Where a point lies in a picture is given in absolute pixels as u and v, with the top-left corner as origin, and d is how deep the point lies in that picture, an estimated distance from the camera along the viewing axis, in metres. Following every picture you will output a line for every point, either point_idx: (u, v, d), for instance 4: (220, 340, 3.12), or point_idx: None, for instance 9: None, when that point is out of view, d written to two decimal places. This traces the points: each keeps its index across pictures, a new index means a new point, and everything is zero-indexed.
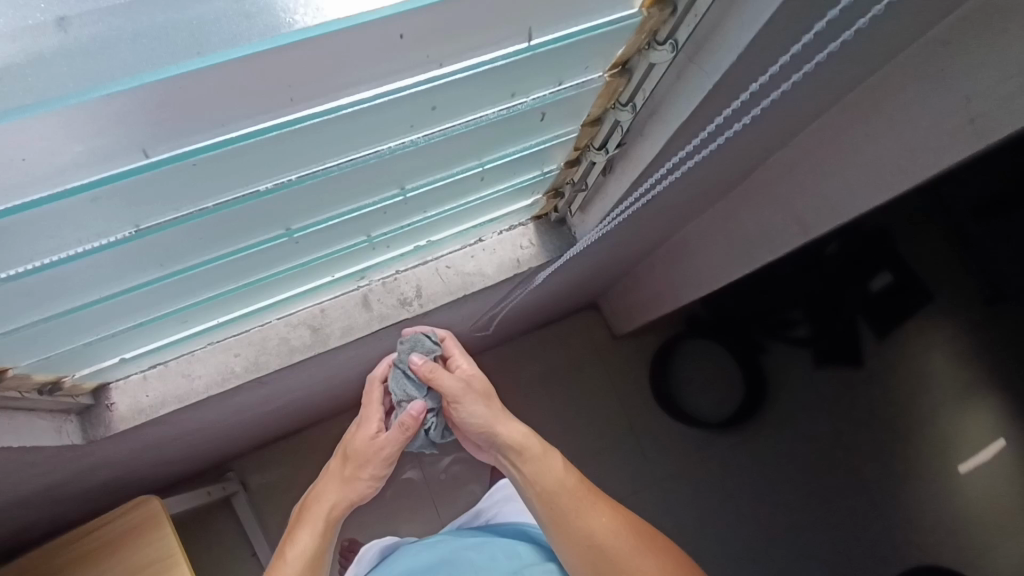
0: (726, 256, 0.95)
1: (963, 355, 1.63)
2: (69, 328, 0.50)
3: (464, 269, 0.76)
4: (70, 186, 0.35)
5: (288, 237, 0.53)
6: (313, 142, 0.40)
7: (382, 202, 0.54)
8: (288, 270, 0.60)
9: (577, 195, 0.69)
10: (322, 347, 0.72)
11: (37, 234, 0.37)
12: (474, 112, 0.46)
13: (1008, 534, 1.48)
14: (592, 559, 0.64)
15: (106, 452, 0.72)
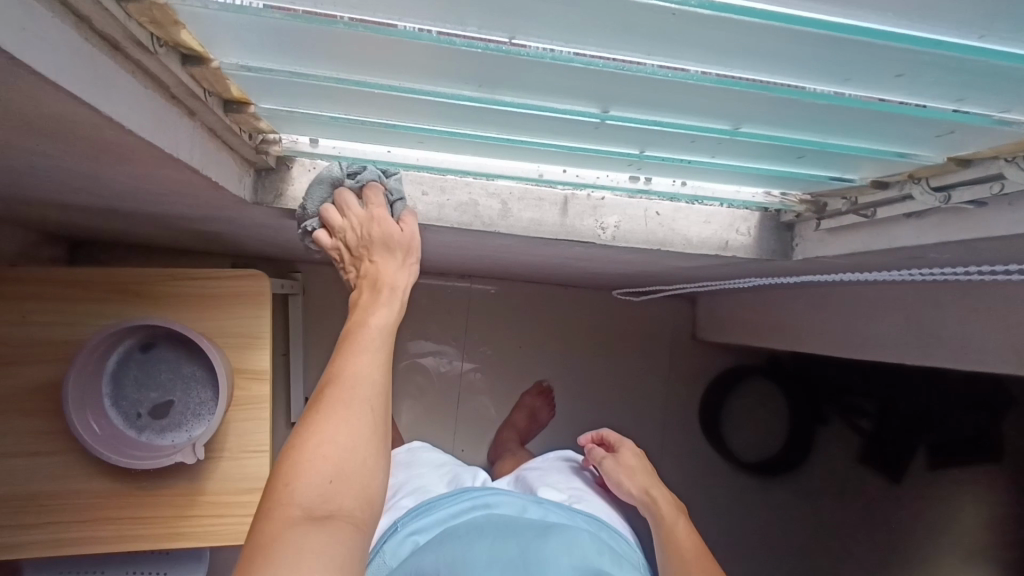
0: (896, 337, 0.88)
1: (997, 524, 1.57)
2: (338, 95, 0.45)
3: (671, 224, 0.70)
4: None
5: (596, 120, 0.45)
6: (755, 48, 0.33)
7: (705, 133, 0.46)
8: (548, 145, 0.52)
9: (845, 215, 0.62)
10: (503, 228, 0.67)
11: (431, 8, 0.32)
12: (898, 95, 0.37)
13: None
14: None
15: (252, 214, 0.69)
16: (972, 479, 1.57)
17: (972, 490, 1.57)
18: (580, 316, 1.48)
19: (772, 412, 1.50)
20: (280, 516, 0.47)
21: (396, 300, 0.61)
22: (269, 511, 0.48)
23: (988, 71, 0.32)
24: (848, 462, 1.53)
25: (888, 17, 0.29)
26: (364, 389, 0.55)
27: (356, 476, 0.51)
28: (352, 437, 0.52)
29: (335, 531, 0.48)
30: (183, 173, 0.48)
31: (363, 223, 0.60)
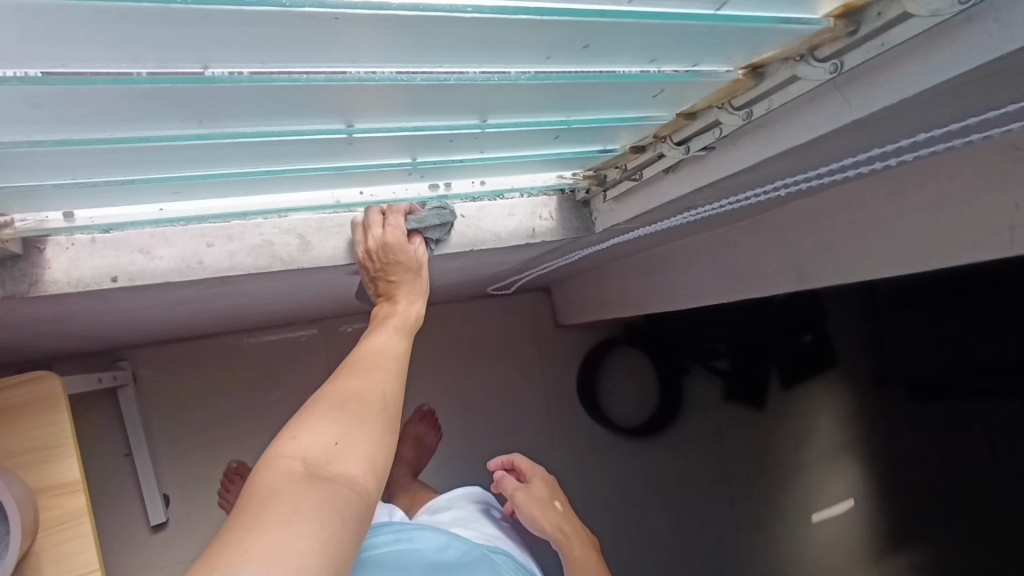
0: (708, 279, 0.97)
1: (841, 421, 1.81)
2: (59, 162, 0.41)
3: (478, 224, 0.72)
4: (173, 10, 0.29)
5: (345, 136, 0.45)
6: (450, 40, 0.35)
7: (456, 130, 0.48)
8: (317, 171, 0.51)
9: (621, 182, 0.67)
10: (307, 261, 0.64)
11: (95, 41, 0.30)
12: (606, 64, 0.42)
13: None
14: None
15: (14, 310, 0.61)
16: (818, 387, 1.78)
17: (820, 398, 1.78)
18: (445, 333, 1.47)
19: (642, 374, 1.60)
20: (281, 467, 0.49)
21: (415, 309, 0.72)
22: (273, 462, 0.50)
23: (656, 33, 0.37)
24: (717, 401, 1.65)
25: None
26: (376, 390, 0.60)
27: (355, 446, 0.53)
28: (356, 419, 0.56)
29: (331, 486, 0.49)
30: None
31: (388, 252, 0.66)
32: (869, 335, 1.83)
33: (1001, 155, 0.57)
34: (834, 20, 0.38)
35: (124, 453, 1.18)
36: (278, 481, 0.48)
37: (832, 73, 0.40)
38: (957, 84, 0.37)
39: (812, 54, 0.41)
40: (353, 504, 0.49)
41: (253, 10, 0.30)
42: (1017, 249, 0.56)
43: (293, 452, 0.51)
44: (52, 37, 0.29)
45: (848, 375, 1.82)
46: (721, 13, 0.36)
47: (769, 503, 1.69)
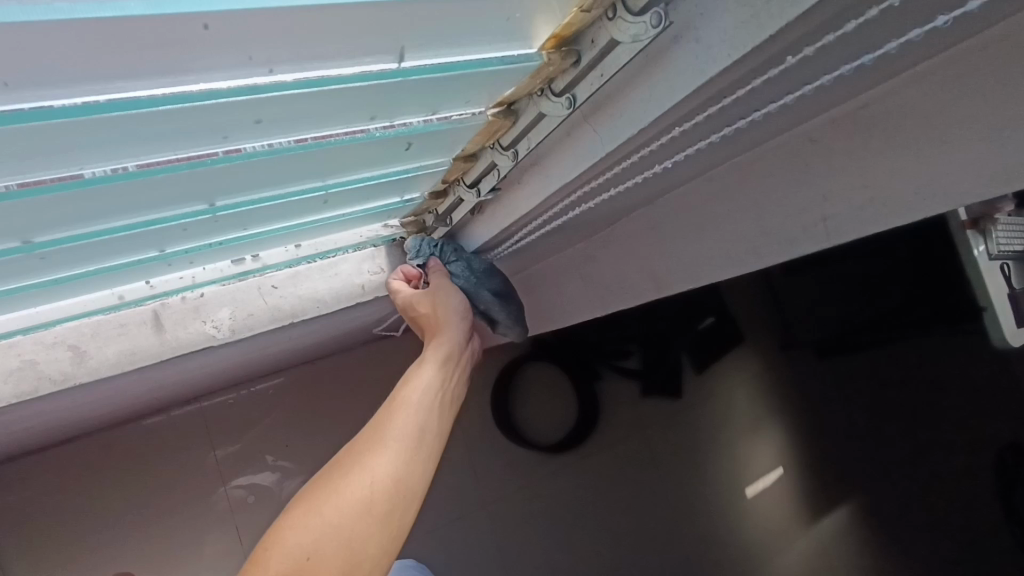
0: (581, 297, 0.94)
1: (756, 393, 1.85)
2: None
3: (296, 292, 0.64)
4: None
5: (29, 253, 0.37)
6: (69, 142, 0.28)
7: (181, 220, 0.40)
8: (36, 287, 0.43)
9: (438, 226, 0.62)
10: (84, 376, 0.55)
11: None
12: (318, 132, 0.35)
13: (764, 553, 1.76)
14: None
15: None
16: (731, 365, 1.80)
17: (734, 376, 1.81)
18: None
19: (556, 388, 1.57)
20: (303, 525, 0.42)
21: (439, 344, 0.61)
22: (297, 521, 0.43)
23: (343, 96, 0.32)
24: (637, 400, 1.64)
25: (148, 77, 0.26)
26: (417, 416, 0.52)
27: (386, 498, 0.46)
28: (398, 463, 0.48)
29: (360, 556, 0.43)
30: None
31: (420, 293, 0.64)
32: (765, 306, 1.89)
33: (803, 145, 0.54)
34: (549, 53, 0.34)
35: None
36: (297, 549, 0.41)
37: (570, 107, 0.36)
38: (692, 105, 0.33)
39: (550, 88, 0.37)
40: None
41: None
42: (835, 240, 0.54)
43: (324, 513, 0.43)
44: None
45: (756, 349, 1.86)
46: (405, 67, 0.31)
47: (704, 486, 1.70)
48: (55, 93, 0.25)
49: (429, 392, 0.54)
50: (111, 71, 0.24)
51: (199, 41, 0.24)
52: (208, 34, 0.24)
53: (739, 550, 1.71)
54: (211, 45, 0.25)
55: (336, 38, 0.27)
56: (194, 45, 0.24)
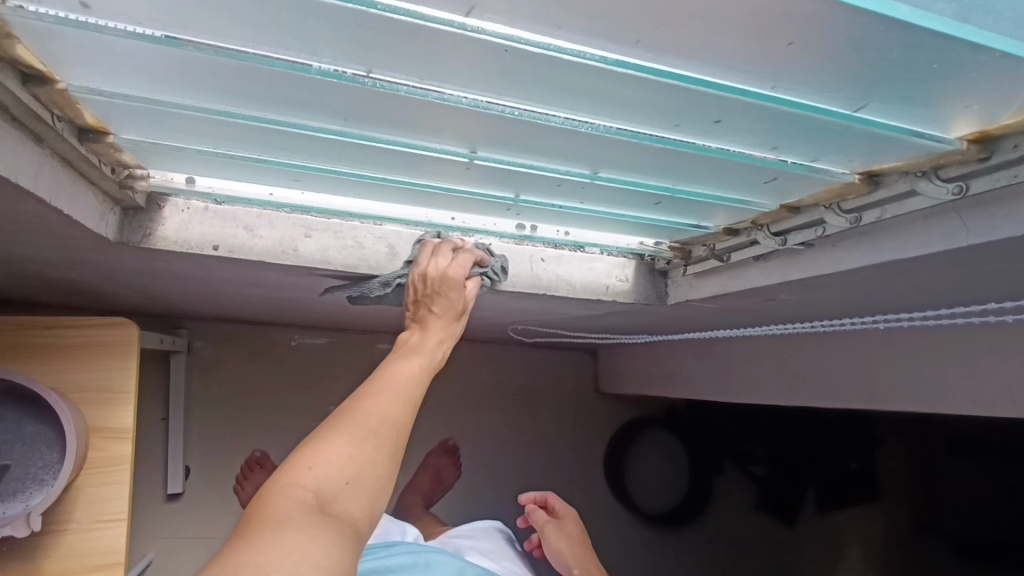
0: (767, 378, 0.95)
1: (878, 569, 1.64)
2: (205, 126, 0.44)
3: (556, 271, 0.73)
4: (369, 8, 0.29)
5: (465, 159, 0.47)
6: (603, 92, 0.36)
7: (568, 176, 0.49)
8: (426, 189, 0.54)
9: (704, 259, 0.67)
10: (388, 271, 0.67)
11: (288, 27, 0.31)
12: (730, 144, 0.42)
13: None
14: None
15: (119, 258, 0.65)
16: (857, 522, 1.65)
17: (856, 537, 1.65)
18: (484, 373, 1.47)
19: (673, 461, 1.55)
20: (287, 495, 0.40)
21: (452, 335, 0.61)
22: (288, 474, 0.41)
23: (790, 122, 0.38)
24: (745, 509, 1.57)
25: (705, 65, 0.33)
26: (383, 424, 0.46)
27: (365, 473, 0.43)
28: (380, 440, 0.45)
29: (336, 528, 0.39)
30: (28, 203, 0.45)
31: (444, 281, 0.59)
32: (915, 480, 1.72)
33: None
34: (967, 143, 0.38)
35: (158, 418, 1.20)
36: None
37: (955, 194, 0.40)
38: None
39: (936, 173, 0.41)
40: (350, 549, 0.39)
41: (435, 26, 0.30)
42: None
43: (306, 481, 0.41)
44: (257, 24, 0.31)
45: (893, 517, 1.69)
46: (857, 115, 0.37)
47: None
48: (645, 56, 0.32)
49: (412, 381, 0.52)
50: (691, 53, 0.32)
51: (771, 51, 0.31)
52: (783, 49, 0.31)
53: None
54: (771, 55, 0.32)
55: (844, 78, 0.33)
56: (752, 57, 0.32)
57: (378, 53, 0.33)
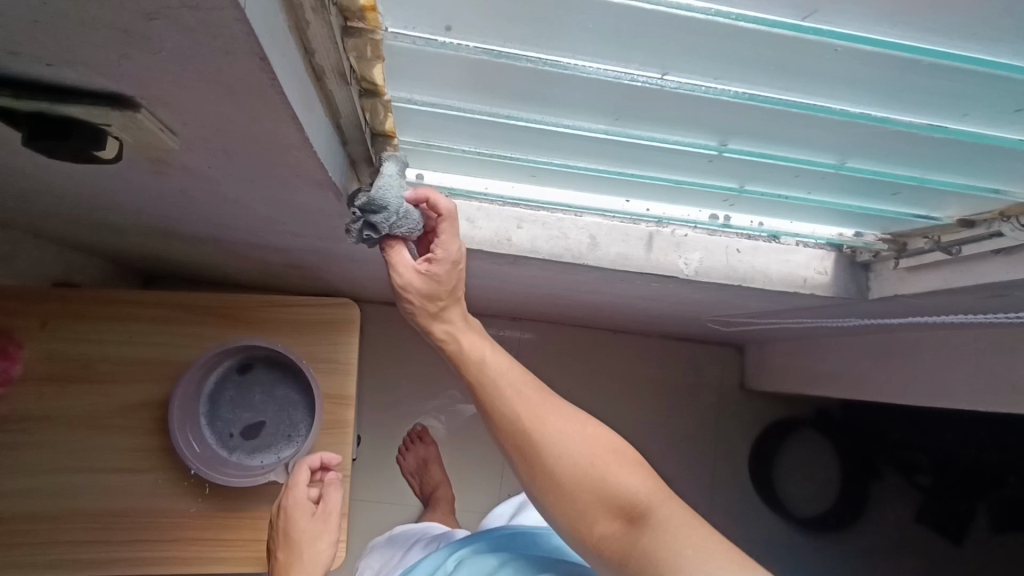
0: (963, 380, 0.89)
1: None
2: (482, 129, 0.49)
3: (752, 262, 0.73)
4: (705, 16, 0.32)
5: (712, 153, 0.49)
6: (901, 81, 0.36)
7: (811, 167, 0.50)
8: (657, 182, 0.57)
9: (923, 251, 0.65)
10: (592, 260, 0.70)
11: (617, 34, 0.35)
12: (1015, 131, 0.41)
13: None
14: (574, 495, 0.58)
15: (354, 245, 0.74)
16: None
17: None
18: (626, 363, 1.49)
19: (825, 463, 1.49)
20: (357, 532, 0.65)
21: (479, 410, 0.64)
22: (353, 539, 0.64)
23: None
24: (907, 521, 1.49)
25: None
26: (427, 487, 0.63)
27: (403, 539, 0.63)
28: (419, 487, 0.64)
29: None
30: (324, 196, 0.52)
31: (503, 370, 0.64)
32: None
33: None
34: None
35: None
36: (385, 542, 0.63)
37: None
38: None
39: None
40: None
41: (758, 28, 0.32)
42: None
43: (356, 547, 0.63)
44: (587, 35, 0.35)
45: None
46: None
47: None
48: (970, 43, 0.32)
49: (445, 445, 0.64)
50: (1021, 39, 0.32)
51: None
52: None
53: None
54: None
55: None
56: None
57: (684, 55, 0.36)
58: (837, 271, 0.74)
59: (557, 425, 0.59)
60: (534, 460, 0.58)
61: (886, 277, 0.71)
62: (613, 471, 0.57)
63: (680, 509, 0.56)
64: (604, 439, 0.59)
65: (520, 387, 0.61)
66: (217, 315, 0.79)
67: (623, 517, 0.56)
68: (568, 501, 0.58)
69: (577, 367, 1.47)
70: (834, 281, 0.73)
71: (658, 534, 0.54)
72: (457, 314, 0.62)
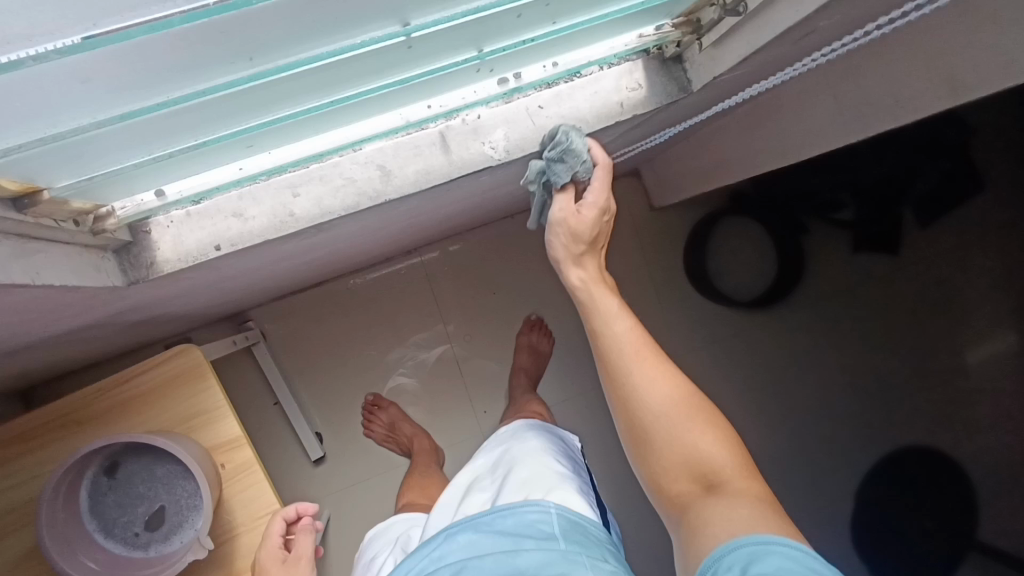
0: (829, 119, 0.85)
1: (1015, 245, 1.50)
2: (129, 136, 0.39)
3: (559, 111, 0.65)
4: None
5: (403, 40, 0.39)
6: None
7: (523, 2, 0.41)
8: (389, 90, 0.47)
9: (718, 22, 0.57)
10: (393, 193, 0.61)
11: None
12: None
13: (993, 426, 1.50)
14: (653, 439, 0.61)
15: (143, 295, 0.64)
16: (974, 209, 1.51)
17: (986, 225, 1.49)
18: (536, 239, 1.45)
19: (755, 240, 1.51)
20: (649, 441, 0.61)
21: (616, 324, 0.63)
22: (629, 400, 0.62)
23: None
24: (846, 255, 1.55)
25: None
26: (658, 431, 0.61)
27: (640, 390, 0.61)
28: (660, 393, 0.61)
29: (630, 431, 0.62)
30: (13, 292, 0.43)
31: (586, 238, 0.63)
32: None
33: None
34: None
35: (271, 403, 1.27)
36: (655, 455, 0.61)
37: None
38: None
39: None
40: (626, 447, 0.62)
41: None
42: None
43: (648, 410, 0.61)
44: None
45: None
46: None
47: (920, 347, 1.57)
48: None
49: (623, 340, 0.62)
50: None
51: None
52: None
53: (989, 422, 1.47)
54: None
55: None
56: None
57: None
58: (650, 78, 0.66)
59: (648, 370, 0.62)
60: (621, 404, 0.62)
61: (698, 62, 0.64)
62: (700, 442, 0.60)
63: (756, 487, 0.58)
64: (712, 431, 0.61)
65: (625, 344, 0.62)
66: (45, 437, 0.68)
67: (701, 482, 0.59)
68: (675, 434, 0.60)
69: (493, 266, 1.43)
70: (653, 91, 0.66)
71: (722, 500, 0.56)
72: (585, 270, 0.64)
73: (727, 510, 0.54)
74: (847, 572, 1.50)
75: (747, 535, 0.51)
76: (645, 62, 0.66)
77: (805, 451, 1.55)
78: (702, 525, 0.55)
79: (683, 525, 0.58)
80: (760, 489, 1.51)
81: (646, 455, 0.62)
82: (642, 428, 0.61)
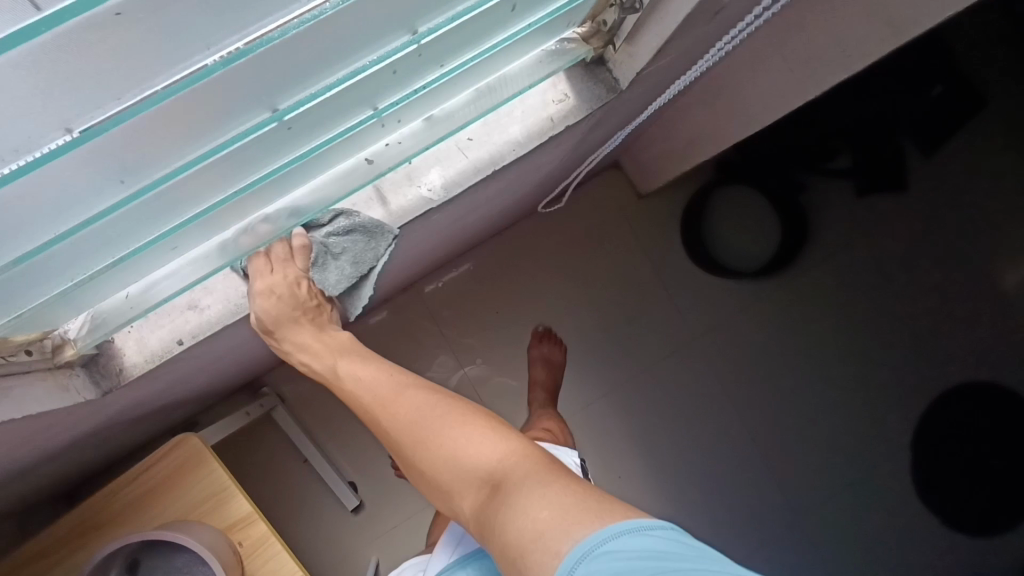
0: (785, 80, 0.82)
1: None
2: (35, 273, 0.39)
3: (490, 139, 0.63)
4: None
5: (280, 123, 0.39)
6: None
7: (393, 58, 0.40)
8: (290, 168, 0.47)
9: (625, 19, 0.56)
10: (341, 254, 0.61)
11: None
12: None
13: None
14: (430, 463, 0.58)
15: (125, 398, 0.65)
16: (979, 130, 1.44)
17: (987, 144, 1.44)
18: (530, 250, 1.44)
19: (753, 207, 1.47)
20: (436, 471, 0.58)
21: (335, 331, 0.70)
22: (429, 458, 0.59)
23: None
24: (851, 202, 1.48)
25: None
26: (410, 430, 0.60)
27: (412, 421, 0.60)
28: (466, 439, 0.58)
29: (439, 478, 0.58)
30: None
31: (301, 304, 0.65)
32: (1013, 38, 1.40)
33: None
34: None
35: (301, 461, 1.29)
36: (445, 476, 0.57)
37: None
38: None
39: None
40: (457, 488, 0.57)
41: (50, 38, 0.23)
42: None
43: (459, 455, 0.57)
44: None
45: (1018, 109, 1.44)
46: None
47: (959, 275, 1.46)
48: None
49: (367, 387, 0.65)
50: None
51: None
52: None
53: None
54: None
55: None
56: None
57: (39, 104, 0.26)
58: (576, 88, 0.65)
59: (421, 417, 0.60)
60: (422, 454, 0.59)
61: (619, 61, 0.62)
62: (466, 447, 0.56)
63: (535, 466, 0.53)
64: (477, 429, 0.58)
65: (380, 386, 0.65)
66: (66, 549, 0.70)
67: (484, 486, 0.54)
68: (439, 451, 0.58)
69: (492, 286, 1.42)
70: (581, 98, 0.64)
71: (509, 498, 0.51)
72: (303, 332, 0.67)
73: (529, 506, 0.49)
74: (918, 528, 1.43)
75: (572, 548, 0.45)
76: (567, 72, 0.65)
77: (855, 413, 1.47)
78: (500, 538, 0.50)
79: (485, 539, 0.52)
80: (809, 459, 1.46)
81: (436, 490, 0.59)
82: (432, 474, 0.59)
